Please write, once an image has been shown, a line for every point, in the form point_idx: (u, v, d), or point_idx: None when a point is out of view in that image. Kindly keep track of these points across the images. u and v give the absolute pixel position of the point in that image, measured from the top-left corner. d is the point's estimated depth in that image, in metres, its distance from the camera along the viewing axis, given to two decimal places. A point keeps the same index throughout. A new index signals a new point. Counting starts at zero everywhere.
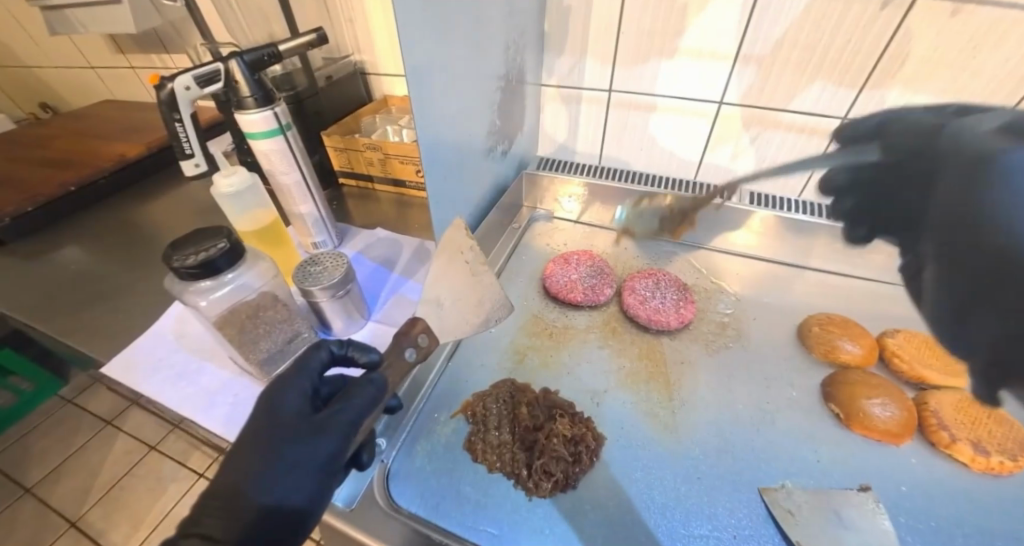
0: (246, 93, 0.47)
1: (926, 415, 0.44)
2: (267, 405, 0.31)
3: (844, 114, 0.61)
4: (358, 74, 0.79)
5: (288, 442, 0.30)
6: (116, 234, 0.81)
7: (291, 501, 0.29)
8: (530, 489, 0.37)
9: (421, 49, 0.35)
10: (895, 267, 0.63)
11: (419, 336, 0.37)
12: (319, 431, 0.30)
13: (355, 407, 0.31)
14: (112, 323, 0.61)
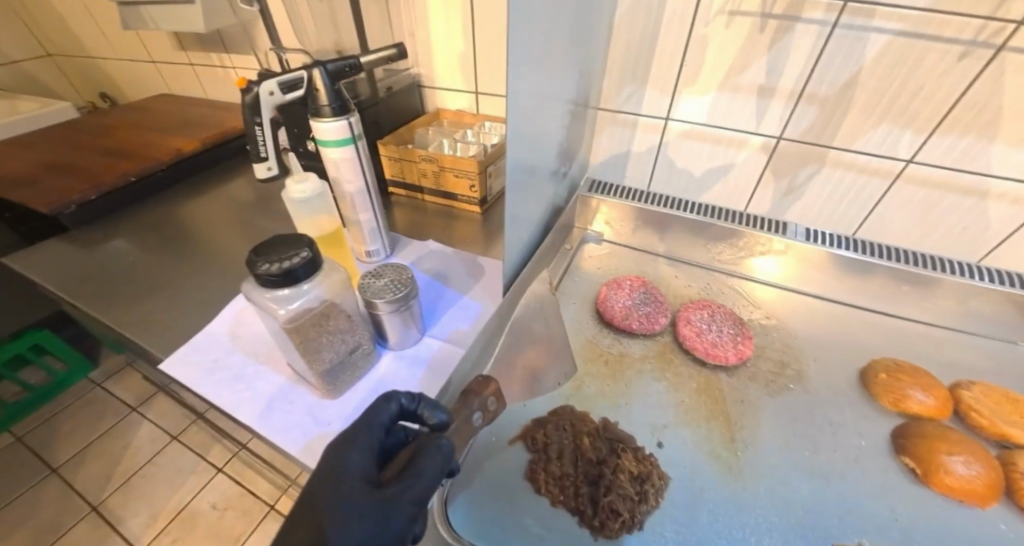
0: (324, 101, 0.47)
1: (1013, 477, 0.42)
2: (333, 462, 0.29)
3: (909, 158, 0.59)
4: (416, 86, 0.80)
5: (352, 516, 0.27)
6: (169, 229, 0.83)
7: None
8: (597, 528, 0.36)
9: (518, 77, 0.36)
10: (962, 314, 0.60)
11: (488, 397, 0.37)
12: (386, 505, 0.27)
13: (424, 479, 0.28)
14: (164, 318, 0.62)
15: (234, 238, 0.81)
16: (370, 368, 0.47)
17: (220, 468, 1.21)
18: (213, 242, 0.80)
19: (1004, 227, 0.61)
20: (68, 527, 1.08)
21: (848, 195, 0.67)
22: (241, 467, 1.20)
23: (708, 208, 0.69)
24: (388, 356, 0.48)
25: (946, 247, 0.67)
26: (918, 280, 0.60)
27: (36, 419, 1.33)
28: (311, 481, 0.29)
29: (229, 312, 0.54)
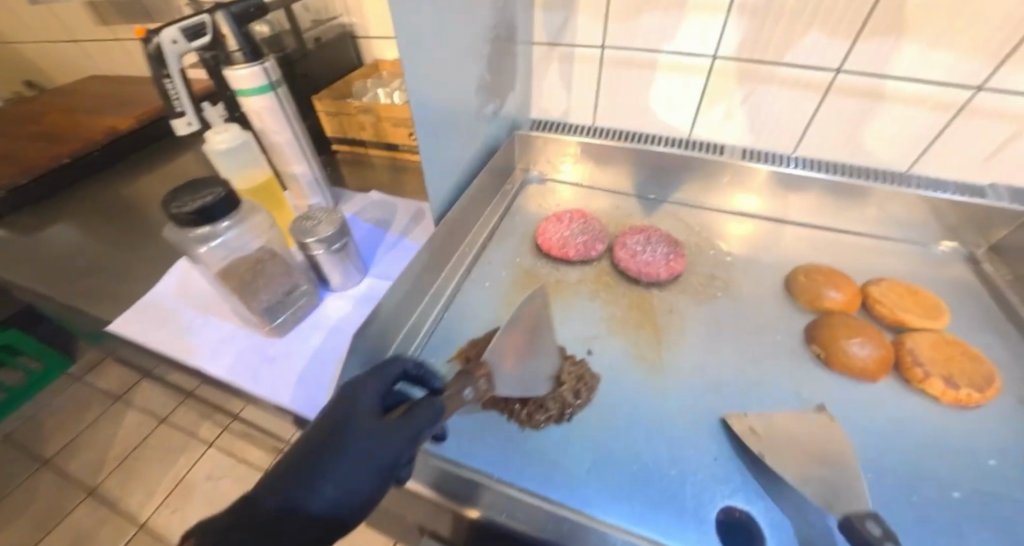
0: (233, 47, 0.46)
1: (903, 354, 0.47)
2: (345, 398, 0.31)
3: (838, 67, 0.61)
4: (348, 37, 0.78)
5: (357, 444, 0.29)
6: (112, 209, 0.82)
7: (349, 496, 0.28)
8: (523, 421, 0.40)
9: (410, 10, 0.37)
10: (883, 220, 0.64)
11: (480, 378, 0.36)
12: (390, 437, 0.29)
13: (422, 418, 0.30)
14: (122, 292, 0.64)
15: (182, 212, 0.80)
16: (313, 309, 0.49)
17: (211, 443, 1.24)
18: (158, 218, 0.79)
19: (923, 132, 0.63)
20: (68, 511, 1.12)
21: (779, 113, 0.69)
22: (232, 440, 1.23)
23: (679, 141, 0.70)
24: (331, 297, 0.50)
25: (874, 157, 0.69)
26: (845, 190, 0.62)
27: (17, 418, 1.33)
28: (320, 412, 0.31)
29: (175, 272, 0.55)
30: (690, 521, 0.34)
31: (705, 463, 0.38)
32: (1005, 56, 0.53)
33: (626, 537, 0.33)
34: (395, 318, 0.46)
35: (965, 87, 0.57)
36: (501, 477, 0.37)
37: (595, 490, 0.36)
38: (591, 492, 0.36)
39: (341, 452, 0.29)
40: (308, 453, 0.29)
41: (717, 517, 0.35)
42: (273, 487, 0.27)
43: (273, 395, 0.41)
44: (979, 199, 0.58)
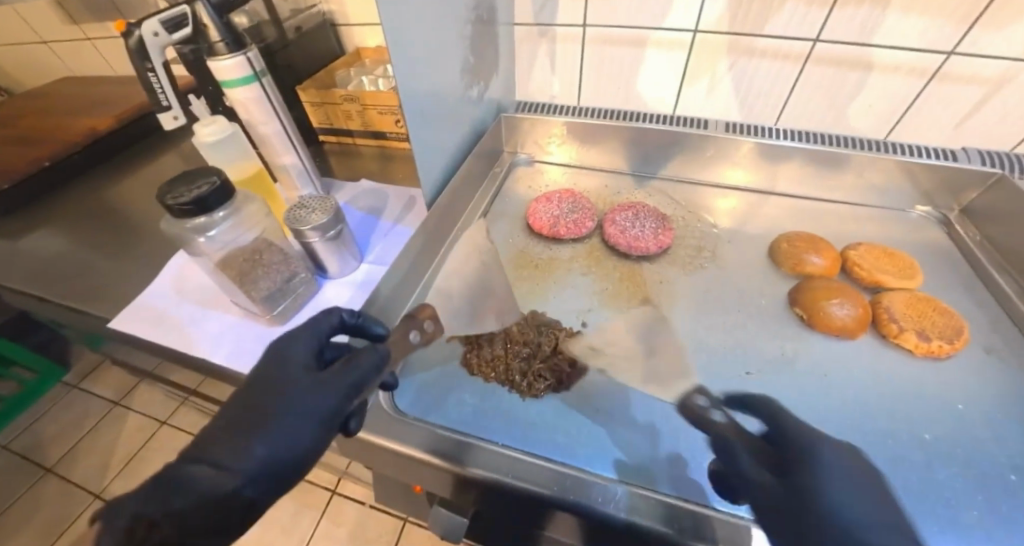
0: (216, 37, 0.46)
1: (880, 311, 0.50)
2: (278, 356, 0.32)
3: (815, 36, 0.62)
4: (328, 25, 0.77)
5: (289, 398, 0.30)
6: (96, 212, 0.81)
7: (293, 445, 0.29)
8: (525, 391, 0.42)
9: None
10: (862, 187, 0.66)
11: (424, 321, 0.37)
12: (321, 388, 0.30)
13: (361, 368, 0.31)
14: (115, 292, 0.64)
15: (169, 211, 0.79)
16: (313, 296, 0.50)
17: None
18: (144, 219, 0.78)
19: (898, 98, 0.65)
20: (77, 515, 1.13)
21: (760, 86, 0.70)
22: None
23: (662, 117, 0.71)
24: (330, 284, 0.51)
25: (852, 125, 0.71)
26: (825, 159, 0.64)
27: (16, 428, 1.32)
28: (257, 370, 0.32)
29: (171, 269, 0.56)
30: (686, 471, 0.37)
31: None
32: (974, 19, 0.55)
33: (627, 488, 0.35)
34: (394, 300, 0.48)
35: (936, 52, 0.59)
36: (507, 443, 0.38)
37: (597, 450, 0.38)
38: (593, 452, 0.38)
39: (273, 406, 0.30)
40: (246, 410, 0.30)
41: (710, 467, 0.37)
42: (212, 444, 0.29)
43: None
44: (950, 162, 0.61)
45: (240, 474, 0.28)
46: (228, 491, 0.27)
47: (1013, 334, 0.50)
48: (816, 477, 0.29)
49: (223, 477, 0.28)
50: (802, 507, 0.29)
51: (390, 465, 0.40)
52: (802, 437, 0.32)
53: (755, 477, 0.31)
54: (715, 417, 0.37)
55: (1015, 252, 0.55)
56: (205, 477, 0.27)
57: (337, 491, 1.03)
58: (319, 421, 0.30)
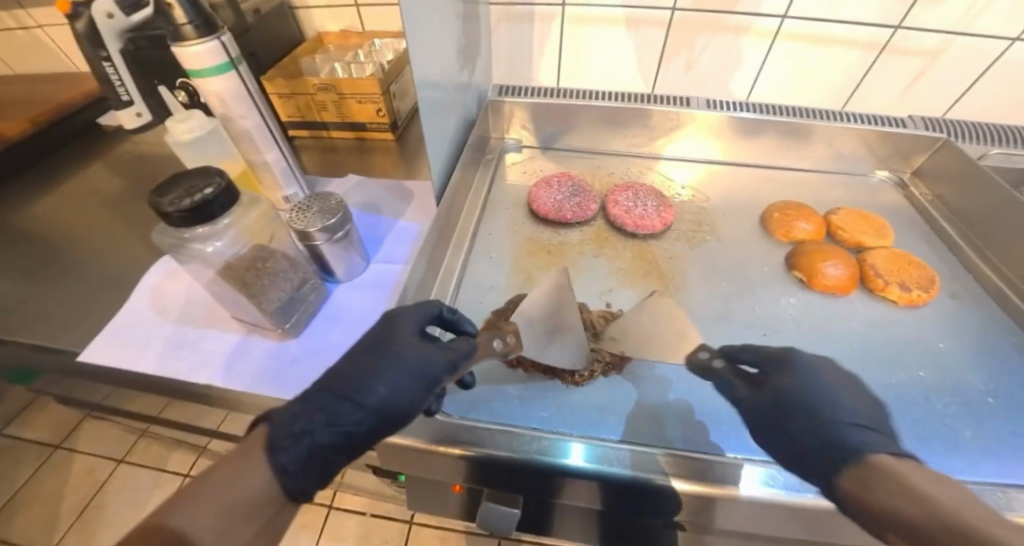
0: (182, 19, 0.40)
1: (866, 269, 0.55)
2: (391, 324, 0.33)
3: (783, 13, 0.65)
4: (286, 9, 0.70)
5: (409, 353, 0.31)
6: (3, 227, 0.66)
7: (399, 403, 0.30)
8: (568, 379, 0.42)
9: None
10: (830, 156, 0.71)
11: (508, 333, 0.38)
12: (436, 354, 0.32)
13: (466, 349, 0.33)
14: (43, 316, 0.50)
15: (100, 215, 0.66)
16: (323, 303, 0.46)
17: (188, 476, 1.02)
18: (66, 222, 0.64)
19: (854, 72, 0.71)
20: None
21: (734, 62, 0.73)
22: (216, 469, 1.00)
23: (643, 95, 0.72)
24: (340, 289, 0.48)
25: (815, 98, 0.76)
26: (797, 131, 0.68)
27: None
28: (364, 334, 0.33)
29: (144, 289, 0.49)
30: (726, 433, 0.39)
31: None
32: None
33: (663, 452, 0.36)
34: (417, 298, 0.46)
35: (887, 27, 0.64)
36: (556, 429, 0.38)
37: (634, 424, 0.39)
38: (641, 426, 0.39)
39: (396, 358, 0.31)
40: (362, 361, 0.31)
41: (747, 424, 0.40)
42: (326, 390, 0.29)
43: None
44: (903, 129, 0.67)
45: (359, 410, 0.28)
46: (351, 425, 0.28)
47: (970, 278, 0.56)
48: (795, 383, 0.35)
49: (346, 411, 0.28)
50: (786, 409, 0.34)
51: (429, 468, 0.38)
52: (782, 358, 0.38)
53: (748, 399, 0.36)
54: (715, 364, 0.40)
55: (961, 206, 0.62)
56: (333, 409, 0.28)
57: (334, 505, 0.97)
58: (431, 381, 0.31)
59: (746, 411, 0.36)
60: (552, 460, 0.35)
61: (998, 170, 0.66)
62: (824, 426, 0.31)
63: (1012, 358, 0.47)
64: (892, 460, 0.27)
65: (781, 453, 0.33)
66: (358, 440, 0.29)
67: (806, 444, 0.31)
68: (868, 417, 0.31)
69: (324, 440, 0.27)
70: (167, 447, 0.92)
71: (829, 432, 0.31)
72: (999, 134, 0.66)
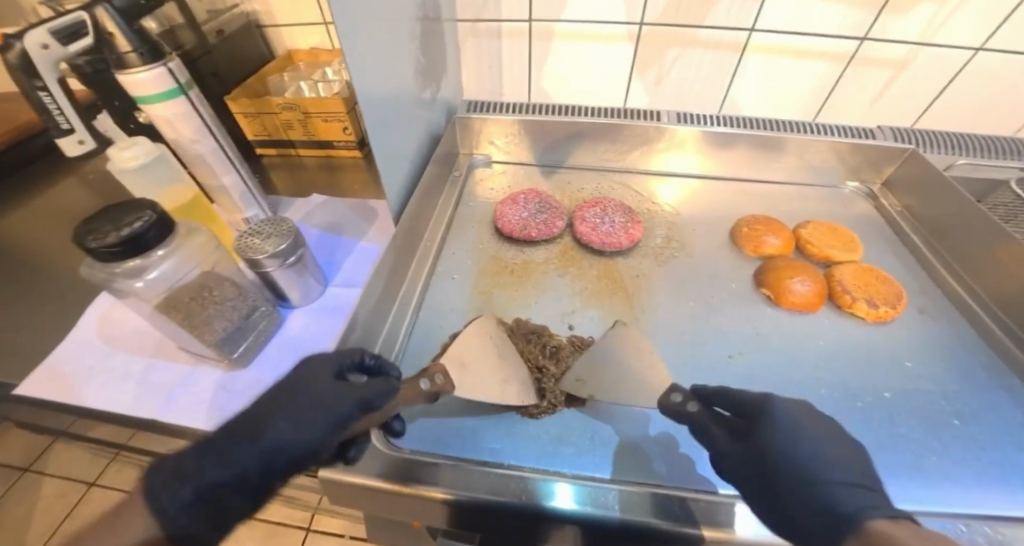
0: (125, 47, 0.39)
1: (833, 284, 0.54)
2: (306, 365, 0.34)
3: (751, 26, 0.65)
4: (253, 27, 0.69)
5: (317, 392, 0.32)
6: None
7: (296, 443, 0.30)
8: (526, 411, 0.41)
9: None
10: (803, 168, 0.70)
11: (435, 374, 0.37)
12: (345, 393, 0.33)
13: (380, 390, 0.34)
14: None
15: (57, 235, 0.64)
16: (278, 330, 0.45)
17: None
18: (20, 241, 0.62)
19: (824, 83, 0.71)
20: None
21: (705, 76, 0.73)
22: None
23: (612, 110, 0.72)
24: (296, 314, 0.47)
25: (787, 111, 0.76)
26: (767, 143, 0.68)
27: None
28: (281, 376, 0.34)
29: (95, 317, 0.48)
30: (688, 465, 0.38)
31: None
32: (882, 7, 0.60)
33: (647, 490, 0.35)
34: (373, 324, 0.45)
35: (854, 39, 0.64)
36: (512, 462, 0.38)
37: (597, 456, 0.39)
38: (601, 457, 0.38)
39: (297, 398, 0.32)
40: (266, 400, 0.32)
41: (713, 454, 0.39)
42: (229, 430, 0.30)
43: None
44: (872, 140, 0.66)
45: (253, 448, 0.30)
46: (245, 461, 0.29)
47: (937, 292, 0.56)
48: (778, 438, 0.32)
49: (242, 448, 0.30)
50: (767, 470, 0.31)
51: (401, 511, 0.36)
52: (761, 403, 0.34)
53: (727, 451, 0.34)
54: (693, 410, 0.36)
55: (929, 217, 0.62)
56: (227, 447, 0.30)
57: (312, 527, 0.95)
58: (330, 421, 0.32)
59: (725, 467, 0.34)
60: (521, 500, 0.34)
61: (965, 180, 0.66)
62: (811, 489, 0.29)
63: (976, 374, 0.47)
64: (891, 526, 0.26)
65: (766, 515, 0.31)
66: (256, 479, 0.30)
67: (799, 516, 0.29)
68: (862, 475, 0.30)
69: (215, 478, 0.28)
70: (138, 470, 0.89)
71: (826, 501, 0.29)
72: (966, 144, 0.66)
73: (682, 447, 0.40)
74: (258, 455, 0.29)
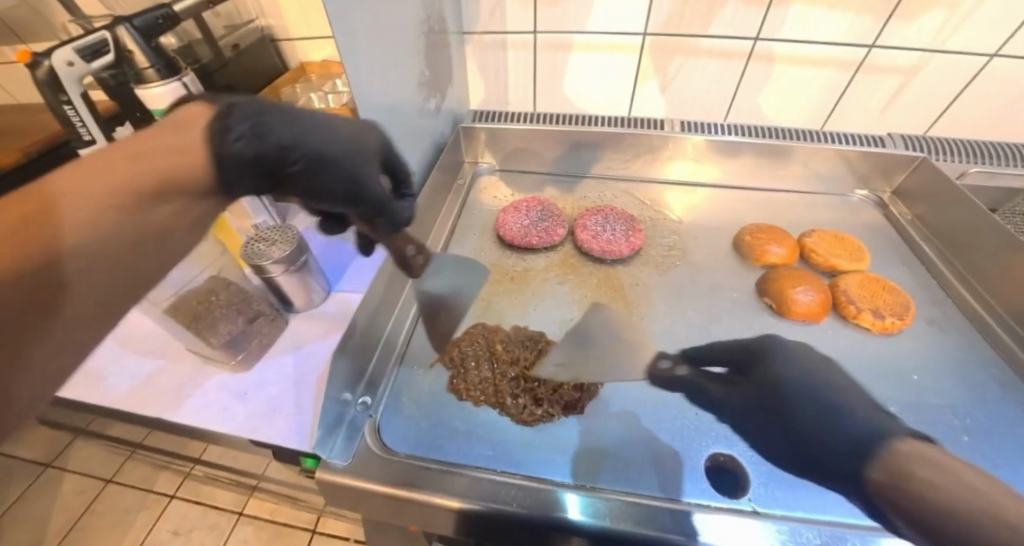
0: (143, 64, 0.42)
1: (839, 294, 0.53)
2: (362, 132, 0.36)
3: (756, 35, 0.65)
4: (268, 40, 0.72)
5: (361, 159, 0.34)
6: None
7: (318, 174, 0.32)
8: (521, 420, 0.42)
9: (340, 14, 0.38)
10: (811, 176, 0.69)
11: (408, 247, 0.43)
12: (380, 183, 0.36)
13: (397, 213, 0.38)
14: None
15: None
16: (282, 334, 0.47)
17: (174, 495, 1.00)
18: None
19: (832, 90, 0.70)
20: None
21: (711, 85, 0.73)
22: (197, 486, 1.00)
23: (617, 119, 0.72)
24: (299, 319, 0.48)
25: (794, 120, 0.75)
26: (774, 151, 0.67)
27: None
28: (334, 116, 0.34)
29: None
30: (681, 475, 0.38)
31: (689, 417, 0.42)
32: (890, 14, 0.60)
33: (635, 503, 0.36)
34: (372, 329, 0.46)
35: (861, 46, 0.64)
36: (506, 469, 0.38)
37: (591, 465, 0.39)
38: (595, 467, 0.39)
39: (345, 145, 0.33)
40: (313, 118, 0.32)
41: (706, 464, 0.39)
42: (275, 117, 0.29)
43: (257, 432, 0.38)
44: (881, 148, 0.65)
45: (289, 141, 0.30)
46: (278, 141, 0.29)
47: (948, 303, 0.55)
48: (780, 369, 0.30)
49: (283, 132, 0.29)
50: (774, 403, 0.29)
51: (399, 516, 0.37)
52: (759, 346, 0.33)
53: (739, 401, 0.32)
54: (682, 373, 0.41)
55: (940, 227, 0.61)
56: (273, 127, 0.29)
57: (318, 530, 0.96)
58: (356, 190, 0.34)
59: (736, 414, 0.32)
60: (512, 506, 0.35)
61: (978, 188, 0.64)
62: (828, 418, 0.26)
63: (987, 387, 0.46)
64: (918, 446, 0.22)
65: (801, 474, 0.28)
66: (283, 166, 0.30)
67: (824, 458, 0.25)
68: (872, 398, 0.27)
69: (256, 145, 0.27)
70: (153, 468, 0.91)
71: (839, 425, 0.26)
72: (979, 151, 0.64)
73: (678, 456, 0.39)
74: (288, 150, 0.30)
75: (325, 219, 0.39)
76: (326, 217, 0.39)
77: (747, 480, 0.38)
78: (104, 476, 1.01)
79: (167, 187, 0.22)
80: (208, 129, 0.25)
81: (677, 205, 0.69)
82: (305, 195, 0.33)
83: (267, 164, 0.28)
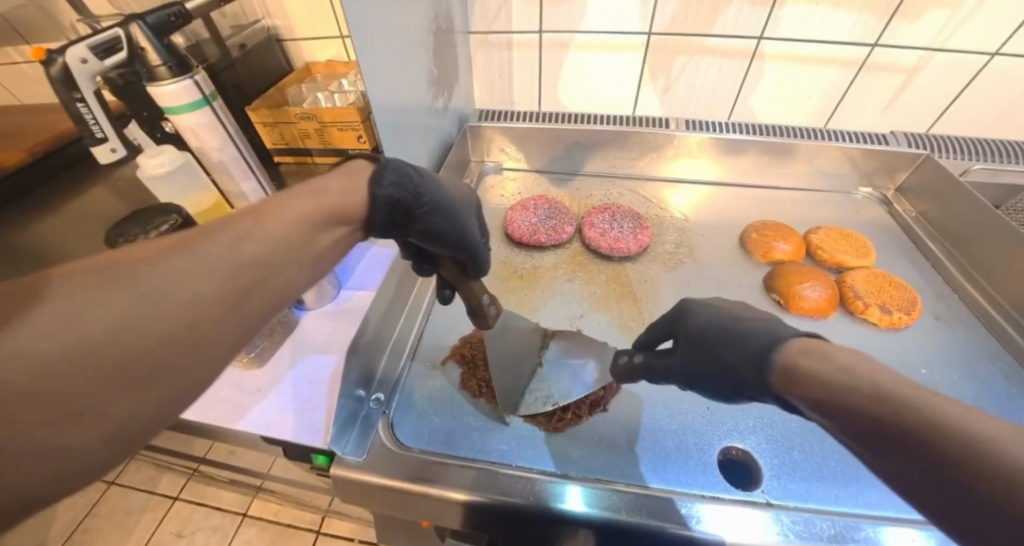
0: (156, 61, 0.42)
1: (845, 290, 0.53)
2: (462, 194, 0.39)
3: (760, 35, 0.66)
4: (273, 41, 0.72)
5: (464, 216, 0.38)
6: None
7: (431, 221, 0.35)
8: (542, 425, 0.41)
9: (351, 13, 0.39)
10: (817, 174, 0.69)
11: (485, 299, 0.41)
12: (477, 238, 0.39)
13: (486, 263, 0.41)
14: None
15: None
16: (293, 331, 0.47)
17: (177, 496, 1.00)
18: None
19: (836, 89, 0.70)
20: None
21: (715, 85, 0.73)
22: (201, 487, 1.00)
23: (622, 118, 0.73)
24: (310, 317, 0.49)
25: (798, 119, 0.75)
26: (779, 149, 0.68)
27: None
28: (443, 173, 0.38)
29: None
30: (693, 468, 0.38)
31: (701, 412, 0.43)
32: (893, 13, 0.60)
33: (647, 495, 0.36)
34: (384, 327, 0.46)
35: (864, 44, 0.64)
36: (520, 464, 0.38)
37: (606, 462, 0.39)
38: (609, 463, 0.39)
39: (452, 199, 0.37)
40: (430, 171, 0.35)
41: (718, 458, 0.39)
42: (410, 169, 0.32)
43: (271, 429, 0.39)
44: (884, 146, 0.66)
45: (418, 191, 0.32)
46: (407, 191, 0.32)
47: (954, 298, 0.55)
48: (703, 322, 0.32)
49: (416, 184, 0.32)
50: (706, 357, 0.30)
51: (410, 512, 0.37)
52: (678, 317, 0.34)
53: (673, 366, 0.33)
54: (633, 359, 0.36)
55: (944, 224, 0.61)
56: (407, 178, 0.32)
57: (322, 531, 0.96)
58: (461, 238, 0.37)
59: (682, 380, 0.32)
60: (526, 500, 0.35)
61: (981, 186, 0.65)
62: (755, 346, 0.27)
63: (992, 380, 0.46)
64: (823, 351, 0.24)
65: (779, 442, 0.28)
66: (410, 211, 0.33)
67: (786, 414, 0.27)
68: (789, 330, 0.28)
69: (396, 192, 0.30)
70: (157, 468, 0.91)
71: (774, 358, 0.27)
72: (981, 149, 0.65)
73: (692, 451, 0.40)
74: (415, 197, 0.32)
75: (419, 261, 0.41)
76: (420, 259, 0.40)
77: (759, 475, 0.38)
78: (107, 477, 1.00)
79: (236, 224, 0.21)
80: (370, 174, 0.29)
81: (680, 203, 0.69)
82: (419, 237, 0.35)
83: (400, 207, 0.31)
